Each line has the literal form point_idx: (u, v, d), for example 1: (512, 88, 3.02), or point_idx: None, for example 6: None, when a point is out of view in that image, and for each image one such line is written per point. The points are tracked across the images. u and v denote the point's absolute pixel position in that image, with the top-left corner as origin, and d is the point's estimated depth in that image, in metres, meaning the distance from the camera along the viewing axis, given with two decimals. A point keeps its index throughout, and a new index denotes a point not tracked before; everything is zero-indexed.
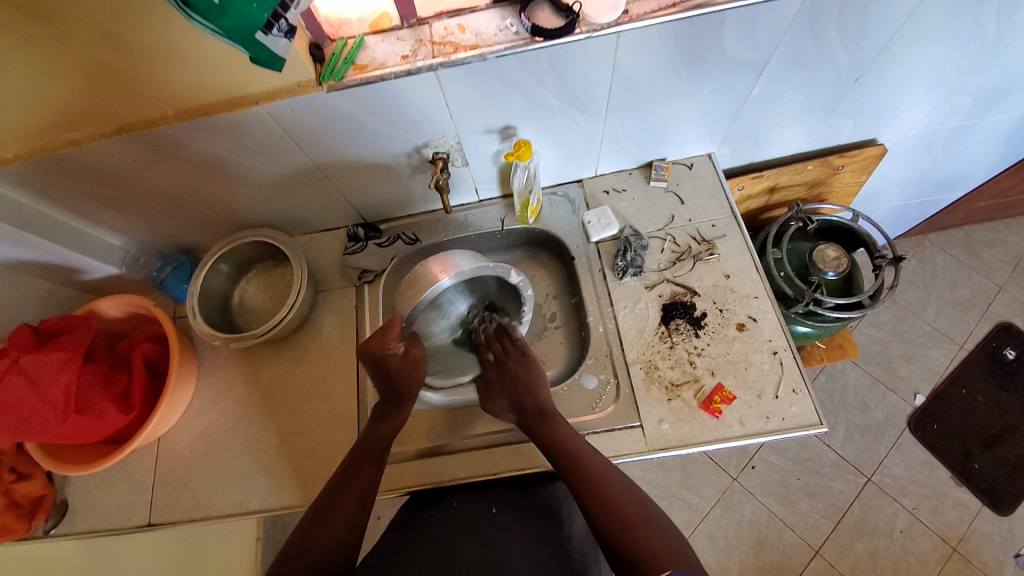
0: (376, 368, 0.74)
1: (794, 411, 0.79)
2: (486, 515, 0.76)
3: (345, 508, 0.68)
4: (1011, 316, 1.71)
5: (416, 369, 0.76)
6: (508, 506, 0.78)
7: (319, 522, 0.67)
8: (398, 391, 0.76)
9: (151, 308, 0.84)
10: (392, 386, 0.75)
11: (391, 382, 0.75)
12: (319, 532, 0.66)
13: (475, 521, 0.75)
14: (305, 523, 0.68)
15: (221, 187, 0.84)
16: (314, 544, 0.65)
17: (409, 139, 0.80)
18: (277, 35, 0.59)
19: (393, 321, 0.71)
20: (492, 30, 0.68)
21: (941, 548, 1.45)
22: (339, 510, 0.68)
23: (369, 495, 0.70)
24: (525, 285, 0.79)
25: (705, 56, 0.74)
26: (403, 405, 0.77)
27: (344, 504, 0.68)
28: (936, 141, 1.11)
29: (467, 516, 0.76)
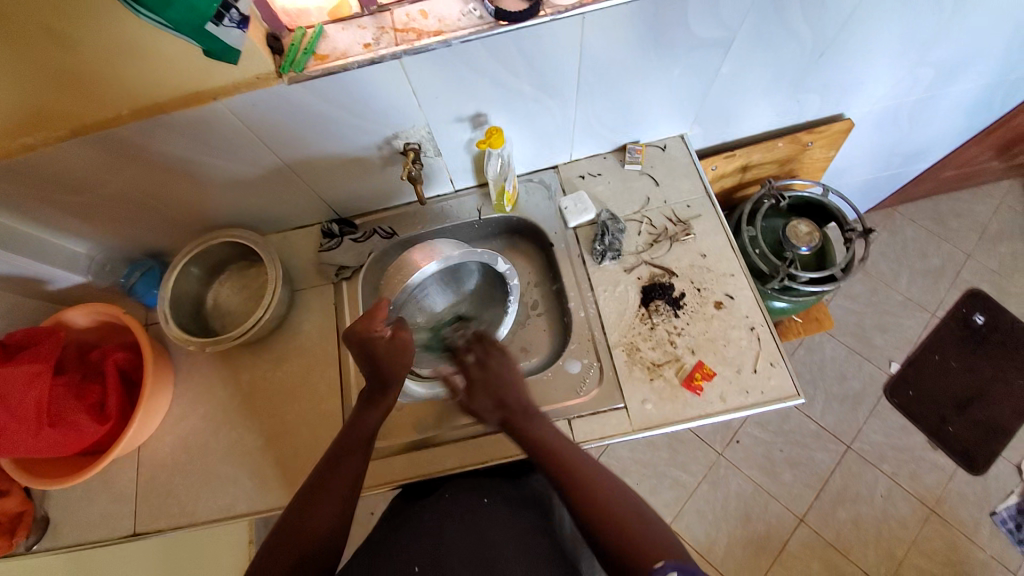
0: (362, 352, 0.73)
1: (772, 383, 0.81)
2: (477, 506, 0.76)
3: (332, 493, 0.66)
4: (978, 283, 1.77)
5: (399, 353, 0.72)
6: (500, 499, 0.79)
7: (306, 507, 0.65)
8: (381, 377, 0.72)
9: (121, 316, 0.82)
10: (376, 372, 0.72)
11: (376, 366, 0.72)
12: (309, 519, 0.64)
13: (468, 514, 0.75)
14: (291, 512, 0.65)
15: (187, 188, 0.82)
16: (303, 532, 0.63)
17: (379, 131, 0.79)
18: (229, 25, 0.59)
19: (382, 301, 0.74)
20: (455, 15, 0.67)
21: (920, 509, 1.51)
22: (327, 495, 0.66)
23: (356, 480, 0.68)
24: (512, 275, 0.86)
25: (672, 35, 0.74)
26: (388, 390, 0.73)
27: (331, 489, 0.66)
28: (901, 113, 1.14)
29: (458, 507, 0.76)
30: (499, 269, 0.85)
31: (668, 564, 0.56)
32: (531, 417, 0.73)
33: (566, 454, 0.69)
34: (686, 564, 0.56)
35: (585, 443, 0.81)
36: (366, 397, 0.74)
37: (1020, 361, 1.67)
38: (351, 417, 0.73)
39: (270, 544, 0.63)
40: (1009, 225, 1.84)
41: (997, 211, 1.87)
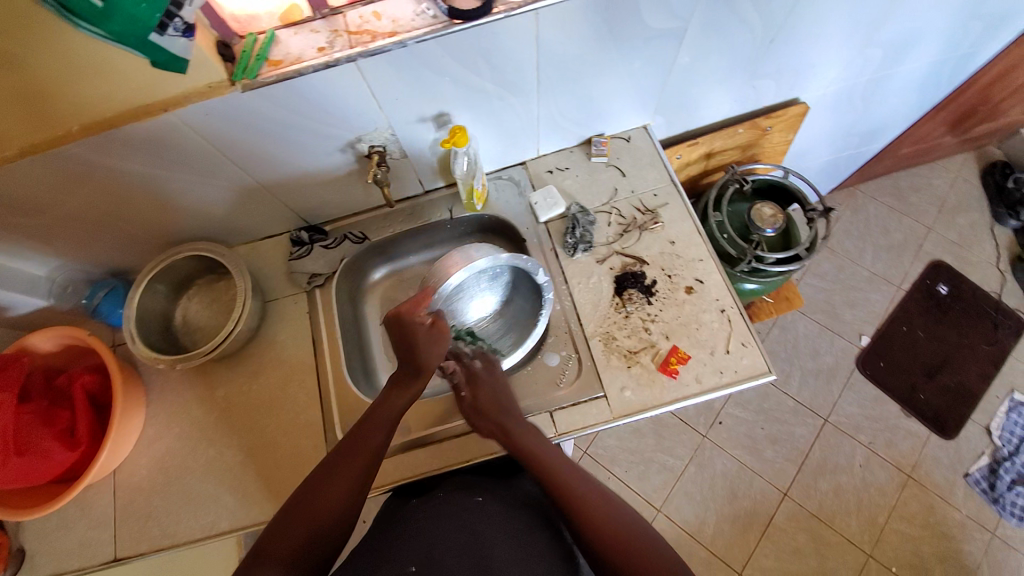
0: (401, 336, 0.73)
1: (745, 362, 0.83)
2: (472, 504, 0.75)
3: (351, 473, 0.66)
4: (940, 254, 1.84)
5: (435, 343, 0.73)
6: (496, 498, 0.78)
7: (325, 486, 0.64)
8: (416, 363, 0.73)
9: (85, 337, 0.80)
10: (411, 358, 0.73)
11: (411, 352, 0.73)
12: (324, 497, 0.63)
13: (464, 512, 0.73)
14: (306, 486, 0.65)
15: (148, 203, 0.80)
16: (319, 511, 0.62)
17: (341, 134, 0.78)
18: (174, 34, 0.58)
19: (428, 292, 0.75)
20: (409, 15, 0.67)
21: (897, 475, 1.57)
22: (343, 472, 0.66)
23: (375, 464, 0.68)
24: (548, 289, 0.86)
25: (626, 27, 0.75)
26: (420, 377, 0.73)
27: (349, 470, 0.66)
28: (855, 94, 1.18)
29: (454, 505, 0.75)
30: (538, 279, 0.85)
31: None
32: (528, 431, 0.74)
33: (564, 468, 0.70)
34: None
35: (568, 434, 0.82)
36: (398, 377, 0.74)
37: (982, 327, 1.75)
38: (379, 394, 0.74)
39: (284, 517, 0.62)
40: (964, 198, 1.93)
41: (952, 184, 1.95)
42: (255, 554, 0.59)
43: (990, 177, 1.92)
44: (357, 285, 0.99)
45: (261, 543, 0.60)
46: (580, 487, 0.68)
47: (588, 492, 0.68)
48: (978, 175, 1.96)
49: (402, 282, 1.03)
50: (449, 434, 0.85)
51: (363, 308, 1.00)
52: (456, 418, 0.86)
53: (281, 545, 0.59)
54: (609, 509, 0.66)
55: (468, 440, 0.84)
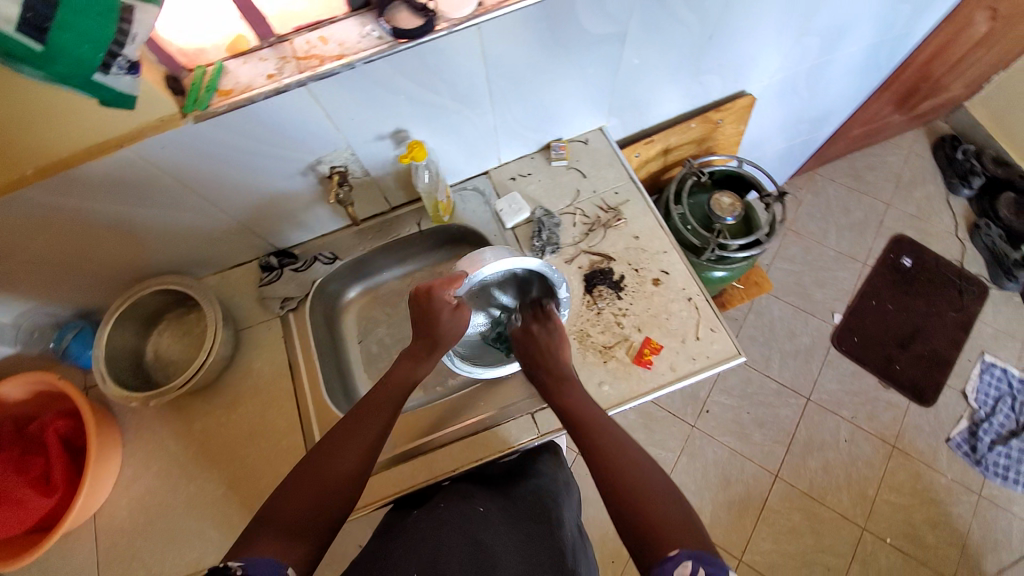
0: (422, 310, 0.79)
1: (715, 347, 0.85)
2: (474, 514, 0.75)
3: (356, 446, 0.69)
4: (901, 229, 1.91)
5: (460, 319, 0.79)
6: (497, 507, 0.78)
7: (332, 457, 0.67)
8: (437, 335, 0.79)
9: (54, 381, 0.78)
10: (431, 330, 0.79)
11: (431, 326, 0.79)
12: (331, 464, 0.66)
13: (466, 521, 0.73)
14: (318, 452, 0.67)
15: (110, 241, 0.80)
16: (325, 476, 0.65)
17: (300, 158, 0.79)
18: (118, 73, 0.57)
19: (462, 276, 0.75)
20: (354, 38, 0.68)
21: (882, 447, 1.61)
22: (351, 444, 0.69)
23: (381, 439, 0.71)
24: (566, 305, 0.86)
25: (568, 33, 0.78)
26: (434, 353, 0.80)
27: (357, 441, 0.69)
28: (799, 82, 1.23)
29: (456, 516, 0.73)
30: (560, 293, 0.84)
31: (682, 553, 0.54)
32: (566, 383, 0.77)
33: (592, 419, 0.71)
34: (705, 554, 0.54)
35: (550, 432, 0.85)
36: (416, 352, 0.80)
37: (948, 294, 1.81)
38: (389, 367, 0.80)
39: (291, 482, 0.64)
40: (918, 173, 2.01)
41: (906, 161, 2.03)
42: (260, 515, 0.61)
43: (940, 150, 2.01)
44: (332, 306, 1.00)
45: (266, 505, 0.62)
46: (607, 440, 0.68)
47: (614, 446, 0.67)
48: (929, 150, 2.05)
49: (377, 299, 1.04)
50: (440, 444, 0.86)
51: (340, 328, 1.01)
52: (446, 428, 0.86)
53: (284, 509, 0.61)
54: (632, 463, 0.65)
55: (461, 447, 0.85)
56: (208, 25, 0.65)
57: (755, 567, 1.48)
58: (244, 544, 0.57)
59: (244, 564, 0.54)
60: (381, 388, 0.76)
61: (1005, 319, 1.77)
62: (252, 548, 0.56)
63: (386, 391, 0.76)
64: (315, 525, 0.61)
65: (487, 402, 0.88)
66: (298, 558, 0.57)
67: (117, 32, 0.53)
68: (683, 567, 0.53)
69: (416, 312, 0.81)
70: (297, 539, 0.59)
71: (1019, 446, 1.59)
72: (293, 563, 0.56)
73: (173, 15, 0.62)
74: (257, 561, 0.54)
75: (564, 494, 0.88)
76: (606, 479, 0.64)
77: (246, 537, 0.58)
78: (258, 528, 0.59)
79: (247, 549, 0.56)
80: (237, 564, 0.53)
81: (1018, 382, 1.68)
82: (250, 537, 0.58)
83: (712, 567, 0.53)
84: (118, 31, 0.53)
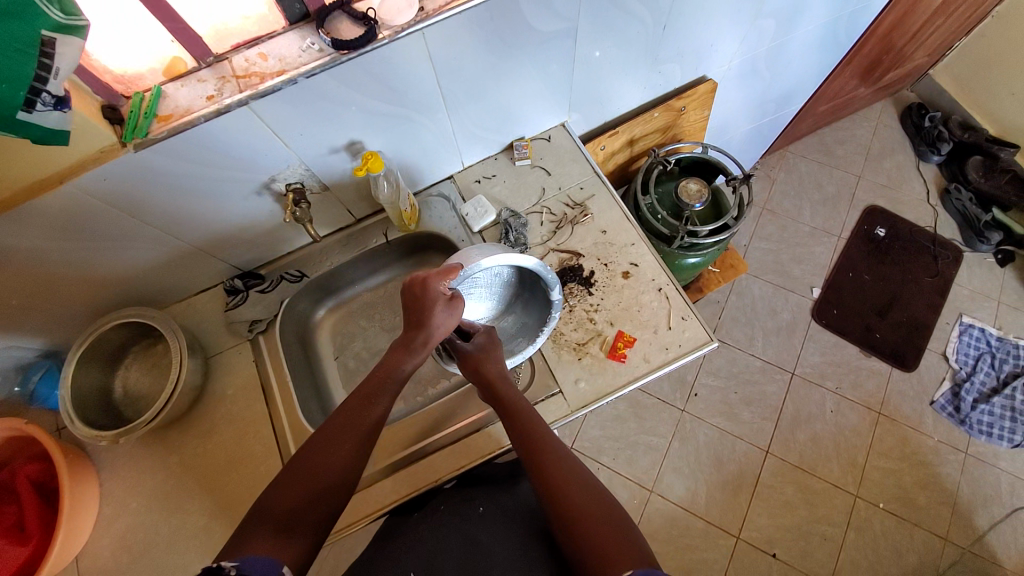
0: (414, 299, 0.75)
1: (688, 335, 0.86)
2: (473, 515, 0.77)
3: (351, 444, 0.65)
4: (873, 199, 1.94)
5: (451, 314, 0.75)
6: (496, 508, 0.79)
7: (328, 453, 0.64)
8: (427, 328, 0.75)
9: (22, 427, 0.76)
10: (421, 325, 0.75)
11: (422, 318, 0.75)
12: (327, 463, 0.63)
13: (463, 522, 0.75)
14: (312, 448, 0.64)
15: (67, 279, 0.78)
16: (320, 474, 0.62)
17: (253, 178, 0.78)
18: (44, 109, 0.56)
19: (456, 267, 0.74)
20: (295, 52, 0.67)
21: (868, 415, 1.64)
22: (347, 441, 0.65)
23: (372, 437, 0.68)
24: (559, 307, 0.82)
25: (516, 33, 0.77)
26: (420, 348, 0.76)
27: (351, 436, 0.66)
28: (759, 64, 1.24)
29: (453, 517, 0.76)
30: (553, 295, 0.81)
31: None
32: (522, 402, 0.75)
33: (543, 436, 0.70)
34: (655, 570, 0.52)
35: None
36: (406, 342, 0.76)
37: (924, 260, 1.84)
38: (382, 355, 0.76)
39: (285, 475, 0.62)
40: (887, 143, 2.04)
41: (874, 132, 2.06)
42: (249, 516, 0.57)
43: (909, 118, 2.03)
44: (304, 326, 0.99)
45: (259, 501, 0.59)
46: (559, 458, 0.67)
47: (568, 474, 0.65)
48: (897, 119, 2.07)
49: (350, 312, 1.03)
50: (425, 454, 0.84)
51: (315, 346, 1.00)
52: (436, 433, 0.85)
53: (279, 508, 0.58)
54: (586, 490, 0.63)
55: (455, 450, 0.84)
56: (141, 50, 0.63)
57: (752, 543, 1.49)
58: (236, 547, 0.53)
59: (240, 564, 0.50)
60: (372, 380, 0.73)
61: (980, 280, 1.81)
62: (244, 548, 0.53)
63: (380, 383, 0.72)
64: (310, 526, 0.58)
65: (477, 402, 0.87)
66: (295, 558, 0.55)
67: (37, 67, 0.52)
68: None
69: (405, 300, 0.77)
70: (292, 539, 0.56)
71: (1002, 402, 1.62)
72: (288, 562, 0.54)
73: (101, 45, 0.59)
74: (254, 560, 0.51)
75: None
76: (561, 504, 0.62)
77: (237, 540, 0.54)
78: (255, 527, 0.56)
79: (241, 549, 0.53)
80: (231, 564, 0.49)
81: (996, 340, 1.71)
82: (242, 539, 0.55)
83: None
84: (38, 66, 0.52)
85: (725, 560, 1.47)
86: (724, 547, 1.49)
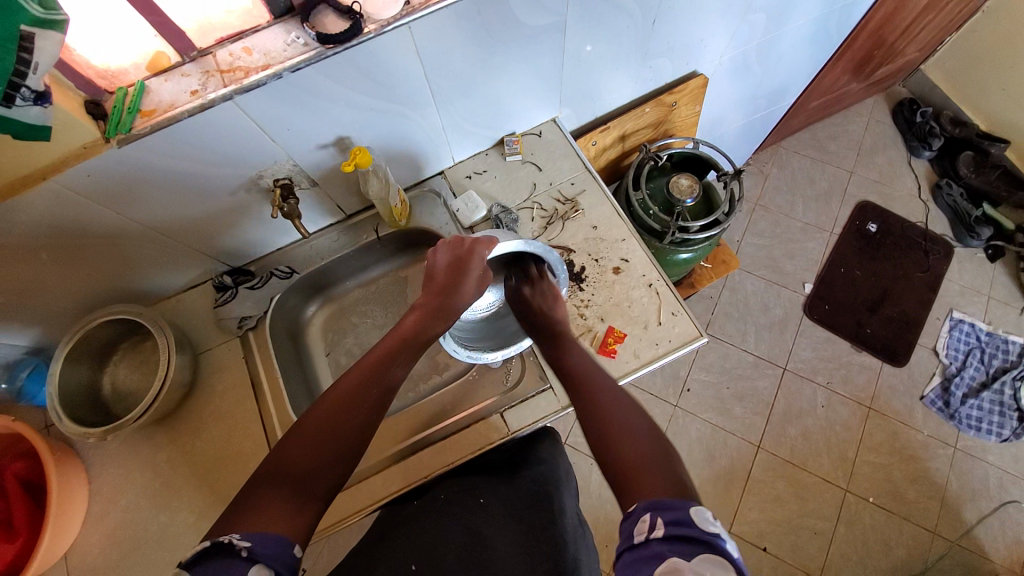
0: (451, 263, 0.78)
1: (677, 330, 0.86)
2: (475, 506, 0.76)
3: (366, 402, 0.63)
4: (866, 195, 1.95)
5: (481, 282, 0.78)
6: (499, 499, 0.78)
7: (343, 413, 0.61)
8: (456, 293, 0.76)
9: (12, 425, 0.74)
10: (452, 291, 0.76)
11: (456, 283, 0.76)
12: (341, 425, 0.60)
13: (465, 513, 0.74)
14: (318, 412, 0.60)
15: (53, 277, 0.77)
16: (337, 430, 0.59)
17: (240, 173, 0.78)
18: (24, 104, 0.55)
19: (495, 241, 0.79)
20: (280, 46, 0.67)
21: (859, 409, 1.65)
22: (362, 401, 0.62)
23: (389, 396, 0.65)
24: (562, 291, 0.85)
25: (503, 27, 0.76)
26: (444, 317, 0.76)
27: (368, 398, 0.63)
28: (750, 59, 1.23)
29: (456, 508, 0.75)
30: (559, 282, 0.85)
31: (639, 509, 0.48)
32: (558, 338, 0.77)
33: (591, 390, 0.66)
34: (660, 502, 0.48)
35: (519, 430, 0.83)
36: (437, 309, 0.76)
37: (914, 257, 1.85)
38: (401, 319, 0.75)
39: (293, 435, 0.58)
40: (879, 139, 2.05)
41: (866, 128, 2.07)
42: (263, 470, 0.55)
43: (900, 115, 2.04)
44: (293, 325, 0.98)
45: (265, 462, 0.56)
46: (611, 404, 0.63)
47: (607, 405, 0.62)
48: (889, 115, 2.08)
49: (340, 310, 1.03)
50: (417, 450, 0.83)
51: (306, 344, 1.00)
52: (433, 427, 0.84)
53: (292, 462, 0.55)
54: (615, 405, 0.62)
55: (448, 446, 0.83)
56: (121, 46, 0.62)
57: (743, 538, 1.50)
58: (241, 513, 0.50)
59: (252, 545, 0.46)
60: (394, 338, 0.72)
61: (970, 276, 1.82)
62: (249, 519, 0.49)
63: (405, 340, 0.72)
64: (321, 486, 0.55)
65: (471, 398, 0.86)
66: (305, 532, 0.51)
67: (16, 63, 0.51)
68: (642, 521, 0.47)
69: (436, 267, 0.78)
70: (303, 509, 0.52)
71: (991, 397, 1.64)
72: (299, 540, 0.50)
73: (81, 37, 0.58)
74: (264, 540, 0.47)
75: (565, 482, 0.86)
76: (598, 424, 0.60)
77: (237, 509, 0.51)
78: (266, 486, 0.53)
79: (246, 519, 0.49)
80: (243, 543, 0.46)
81: (986, 336, 1.72)
82: (246, 507, 0.51)
83: (672, 512, 0.46)
84: (17, 61, 0.51)
85: None
86: None
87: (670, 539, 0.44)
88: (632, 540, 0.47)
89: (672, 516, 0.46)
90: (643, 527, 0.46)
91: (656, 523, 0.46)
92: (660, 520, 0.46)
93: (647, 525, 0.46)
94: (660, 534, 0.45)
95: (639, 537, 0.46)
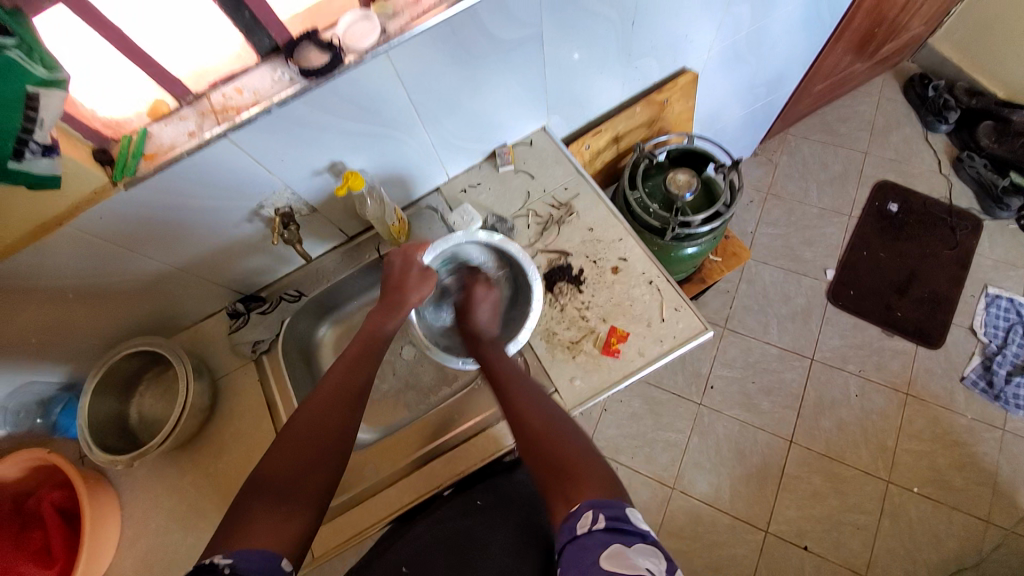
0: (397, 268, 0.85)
1: (681, 326, 0.85)
2: (473, 512, 0.80)
3: (342, 401, 0.68)
4: (883, 175, 1.89)
5: (424, 283, 0.84)
6: (496, 499, 0.82)
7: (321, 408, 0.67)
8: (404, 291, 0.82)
9: (47, 457, 0.78)
10: (399, 289, 0.83)
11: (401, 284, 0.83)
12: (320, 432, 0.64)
13: (462, 519, 0.80)
14: (304, 415, 0.66)
15: (79, 316, 0.83)
16: (319, 437, 0.64)
17: (242, 205, 0.82)
18: (33, 157, 0.60)
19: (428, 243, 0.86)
20: (268, 84, 0.71)
21: (896, 397, 1.58)
22: (340, 405, 0.67)
23: (367, 391, 0.70)
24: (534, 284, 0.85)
25: (479, 46, 0.79)
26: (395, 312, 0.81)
27: (345, 398, 0.68)
28: (742, 49, 1.23)
29: (455, 517, 0.80)
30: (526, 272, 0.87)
31: (581, 507, 0.53)
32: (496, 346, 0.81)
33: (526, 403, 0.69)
34: (603, 501, 0.53)
35: None
36: (388, 305, 0.82)
37: (941, 233, 1.78)
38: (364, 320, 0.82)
39: (279, 448, 0.62)
40: (892, 115, 1.99)
41: (878, 106, 2.01)
42: (249, 486, 0.59)
43: (912, 90, 1.98)
44: (306, 346, 1.01)
45: (254, 479, 0.60)
46: (545, 419, 0.66)
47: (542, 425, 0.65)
48: (900, 91, 2.02)
49: (351, 328, 1.06)
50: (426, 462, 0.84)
51: (319, 364, 1.03)
52: (443, 438, 0.84)
53: (281, 481, 0.59)
54: (544, 415, 0.67)
55: (455, 458, 0.83)
56: (124, 97, 0.67)
57: (781, 537, 1.45)
58: (231, 532, 0.54)
59: (234, 561, 0.50)
60: (359, 342, 0.77)
61: (1003, 249, 1.74)
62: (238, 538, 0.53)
63: (369, 340, 0.78)
64: (311, 499, 0.59)
65: (476, 406, 0.86)
66: (291, 545, 0.55)
67: (24, 119, 0.57)
68: (585, 516, 0.52)
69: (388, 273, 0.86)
70: (295, 510, 0.57)
71: None
72: (287, 553, 0.54)
73: (85, 93, 0.63)
74: (249, 555, 0.51)
75: None
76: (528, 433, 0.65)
77: (229, 523, 0.55)
78: (253, 504, 0.56)
79: (240, 539, 0.53)
80: (225, 561, 0.49)
81: None
82: (238, 521, 0.55)
83: (611, 509, 0.52)
84: (24, 118, 0.57)
85: (754, 554, 1.44)
86: (753, 541, 1.45)
87: (610, 530, 0.50)
88: (574, 532, 0.51)
89: (611, 512, 0.52)
90: (586, 523, 0.51)
91: (598, 518, 0.51)
92: (602, 516, 0.52)
93: (590, 519, 0.52)
94: (602, 525, 0.51)
95: (582, 529, 0.51)
